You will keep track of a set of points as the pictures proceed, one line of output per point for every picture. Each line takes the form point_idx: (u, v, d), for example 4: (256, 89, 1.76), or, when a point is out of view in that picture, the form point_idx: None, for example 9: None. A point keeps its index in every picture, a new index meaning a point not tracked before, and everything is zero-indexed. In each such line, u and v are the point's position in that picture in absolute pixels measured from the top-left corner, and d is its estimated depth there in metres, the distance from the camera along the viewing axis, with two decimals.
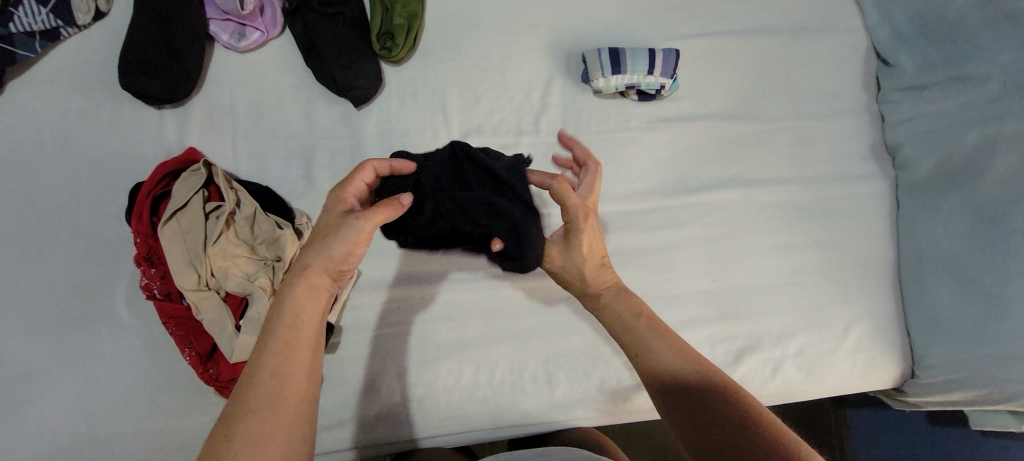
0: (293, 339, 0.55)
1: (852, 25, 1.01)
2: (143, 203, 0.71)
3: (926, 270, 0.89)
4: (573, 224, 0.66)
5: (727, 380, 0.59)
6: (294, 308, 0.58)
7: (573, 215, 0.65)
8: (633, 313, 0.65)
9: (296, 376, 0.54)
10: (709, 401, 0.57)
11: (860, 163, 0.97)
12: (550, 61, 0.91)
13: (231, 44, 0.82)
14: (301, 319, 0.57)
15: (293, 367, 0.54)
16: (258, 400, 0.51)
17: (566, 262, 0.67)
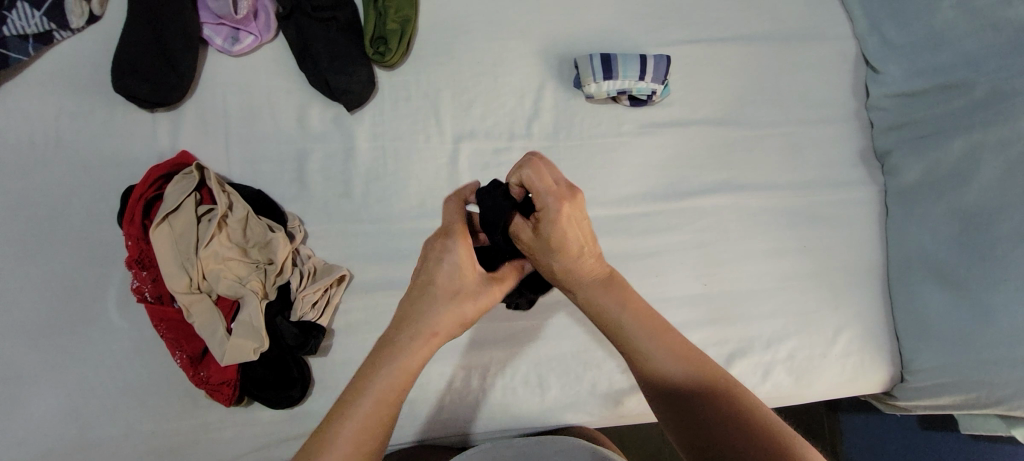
0: (379, 397, 0.51)
1: (841, 33, 1.02)
2: (136, 205, 0.71)
3: (914, 275, 0.90)
4: (545, 212, 0.54)
5: (727, 381, 0.57)
6: (393, 368, 0.52)
7: (548, 206, 0.54)
8: (621, 306, 0.60)
9: (380, 425, 0.50)
10: (711, 408, 0.55)
11: (849, 169, 0.98)
12: (543, 66, 0.92)
13: (224, 47, 0.82)
14: (395, 376, 0.52)
15: (376, 427, 0.50)
16: (338, 453, 0.48)
17: (541, 253, 0.58)
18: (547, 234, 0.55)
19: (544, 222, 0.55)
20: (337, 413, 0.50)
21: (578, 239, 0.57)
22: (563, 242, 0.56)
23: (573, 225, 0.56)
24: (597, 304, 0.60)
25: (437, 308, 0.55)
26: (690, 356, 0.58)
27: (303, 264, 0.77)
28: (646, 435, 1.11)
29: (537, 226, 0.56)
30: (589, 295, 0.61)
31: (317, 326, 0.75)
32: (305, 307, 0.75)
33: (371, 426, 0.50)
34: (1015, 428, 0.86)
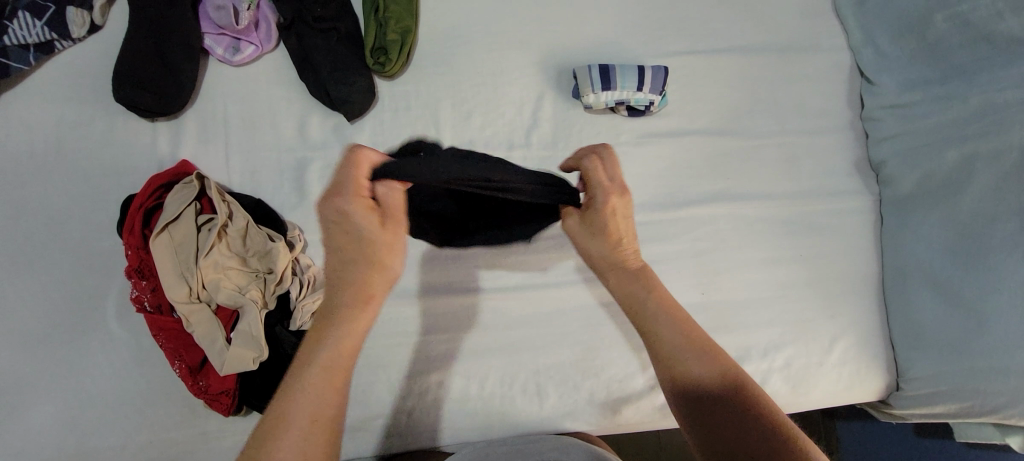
0: (327, 365, 0.57)
1: (836, 44, 1.04)
2: (136, 215, 0.71)
3: (909, 284, 0.91)
4: (593, 203, 0.69)
5: (736, 369, 0.61)
6: (335, 336, 0.59)
7: (596, 196, 0.69)
8: (647, 293, 0.67)
9: (333, 389, 0.56)
10: (721, 393, 0.59)
11: (844, 179, 0.99)
12: (541, 77, 0.93)
13: (225, 57, 0.83)
14: (337, 342, 0.58)
15: (330, 392, 0.56)
16: (297, 417, 0.53)
17: (587, 236, 0.70)
18: (593, 217, 0.69)
19: (593, 206, 0.69)
20: (293, 382, 0.56)
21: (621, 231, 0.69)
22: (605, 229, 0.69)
23: (615, 216, 0.69)
24: (625, 287, 0.68)
25: (360, 274, 0.61)
26: (702, 342, 0.63)
27: (303, 273, 0.78)
28: (642, 442, 1.11)
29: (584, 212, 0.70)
30: (619, 280, 0.68)
31: None
32: (304, 318, 0.76)
33: (320, 388, 0.56)
34: (1009, 436, 0.87)
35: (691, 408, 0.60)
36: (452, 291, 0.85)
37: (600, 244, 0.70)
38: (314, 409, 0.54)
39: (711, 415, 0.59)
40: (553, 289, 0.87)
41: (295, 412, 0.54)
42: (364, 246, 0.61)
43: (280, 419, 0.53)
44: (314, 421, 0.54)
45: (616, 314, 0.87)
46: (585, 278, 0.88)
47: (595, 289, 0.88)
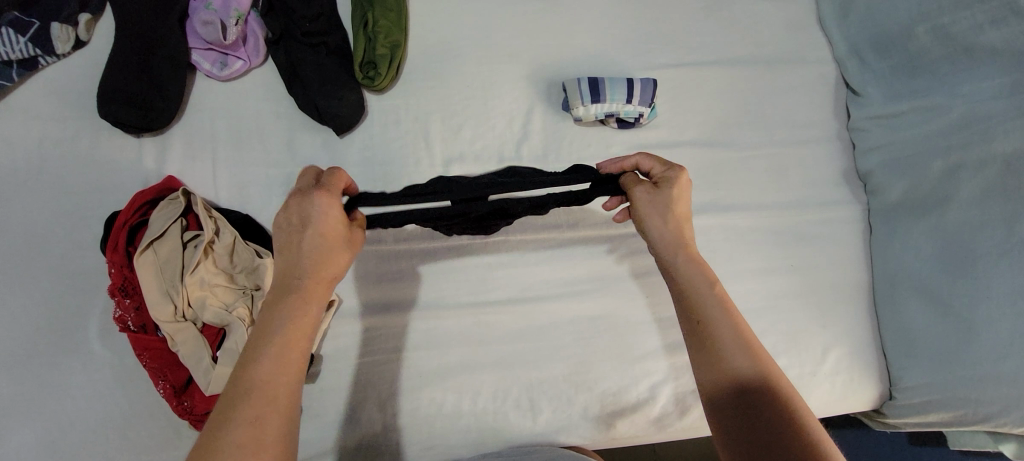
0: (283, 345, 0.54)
1: (822, 56, 1.04)
2: (120, 232, 0.70)
3: (900, 293, 0.91)
4: (668, 177, 0.69)
5: (779, 378, 0.59)
6: (289, 314, 0.55)
7: (673, 173, 0.69)
8: (706, 290, 0.64)
9: (294, 366, 0.54)
10: (758, 397, 0.57)
11: (831, 188, 1.00)
12: (531, 90, 0.93)
13: (212, 72, 0.82)
14: (289, 323, 0.55)
15: (291, 370, 0.53)
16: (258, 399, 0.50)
17: (644, 212, 0.68)
18: (664, 190, 0.68)
19: (666, 182, 0.68)
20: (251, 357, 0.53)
21: (684, 215, 0.68)
22: (671, 207, 0.68)
23: (684, 194, 0.69)
24: (683, 279, 0.65)
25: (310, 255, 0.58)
26: (753, 346, 0.60)
27: None
28: (638, 454, 1.10)
29: (656, 185, 0.69)
30: (680, 266, 0.66)
31: None
32: None
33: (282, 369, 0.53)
34: (1002, 443, 0.88)
35: (724, 402, 0.58)
36: (443, 306, 0.84)
37: (663, 222, 0.67)
38: (271, 388, 0.51)
39: (746, 419, 0.56)
40: (546, 302, 0.86)
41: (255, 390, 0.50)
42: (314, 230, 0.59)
43: (242, 398, 0.50)
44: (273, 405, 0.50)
45: (609, 326, 0.87)
46: (577, 291, 0.88)
47: (588, 302, 0.87)
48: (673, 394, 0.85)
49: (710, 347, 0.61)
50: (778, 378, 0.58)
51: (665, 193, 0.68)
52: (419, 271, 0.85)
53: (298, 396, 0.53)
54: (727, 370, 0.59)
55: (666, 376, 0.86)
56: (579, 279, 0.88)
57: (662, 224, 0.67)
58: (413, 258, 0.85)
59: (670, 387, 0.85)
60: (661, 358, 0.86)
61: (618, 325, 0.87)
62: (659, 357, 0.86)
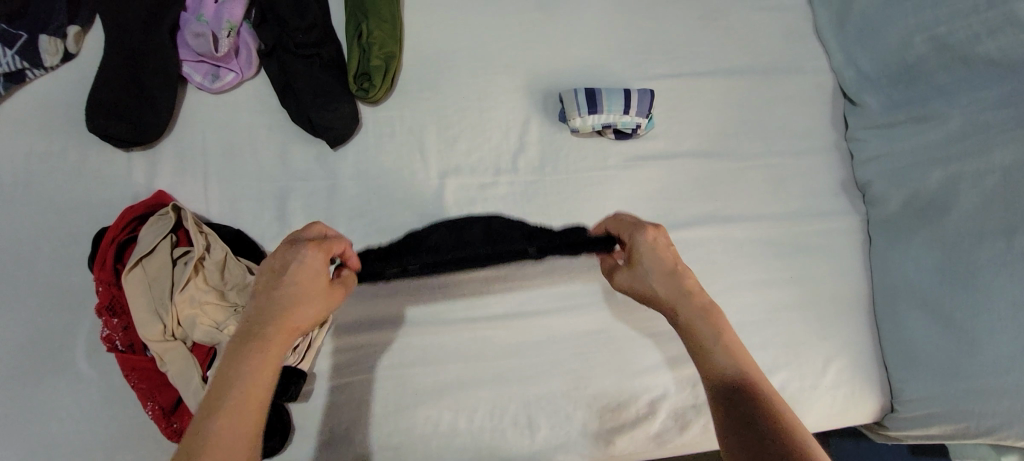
0: (239, 403, 0.52)
1: (820, 65, 1.03)
2: (107, 250, 0.68)
3: (899, 306, 0.92)
4: (638, 243, 0.67)
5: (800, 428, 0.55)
6: (252, 365, 0.54)
7: (642, 237, 0.67)
8: (705, 344, 0.62)
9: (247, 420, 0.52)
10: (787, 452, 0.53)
11: (830, 200, 1.00)
12: (526, 101, 0.91)
13: (203, 84, 0.79)
14: (251, 381, 0.53)
15: (243, 425, 0.51)
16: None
17: (632, 287, 0.68)
18: (641, 261, 0.67)
19: (640, 249, 0.67)
20: (207, 410, 0.51)
21: (677, 263, 0.66)
22: (661, 269, 0.66)
23: (665, 249, 0.67)
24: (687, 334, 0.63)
25: (286, 307, 0.57)
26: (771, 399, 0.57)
27: None
28: None
29: (631, 260, 0.68)
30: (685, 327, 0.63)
31: (298, 371, 0.74)
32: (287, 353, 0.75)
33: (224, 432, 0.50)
34: (1005, 456, 0.87)
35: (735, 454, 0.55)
36: (438, 321, 0.82)
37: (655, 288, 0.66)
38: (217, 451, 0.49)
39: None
40: (544, 318, 0.85)
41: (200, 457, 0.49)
42: (290, 283, 0.57)
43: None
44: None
45: (608, 341, 0.86)
46: (576, 305, 0.87)
47: (587, 316, 0.86)
48: (673, 410, 0.84)
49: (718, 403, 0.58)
50: (794, 426, 0.55)
51: (646, 261, 0.66)
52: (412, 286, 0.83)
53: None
54: (734, 424, 0.56)
55: (664, 392, 0.85)
56: (580, 293, 0.87)
57: (655, 288, 0.66)
58: None
59: (669, 404, 0.84)
60: (660, 373, 0.85)
61: (617, 339, 0.86)
62: (658, 372, 0.85)
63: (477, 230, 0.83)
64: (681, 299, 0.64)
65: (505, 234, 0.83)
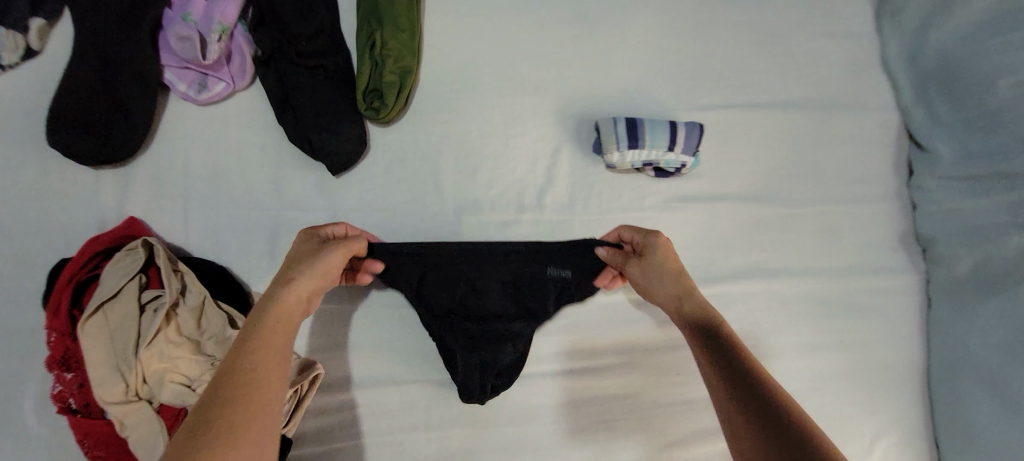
0: (247, 399, 0.45)
1: (885, 102, 0.92)
2: (65, 292, 0.58)
3: (960, 383, 0.82)
4: (650, 242, 0.66)
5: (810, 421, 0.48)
6: (266, 320, 0.51)
7: (652, 238, 0.66)
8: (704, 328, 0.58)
9: (270, 370, 0.48)
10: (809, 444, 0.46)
11: (887, 255, 0.89)
12: (557, 129, 0.80)
13: (188, 95, 0.69)
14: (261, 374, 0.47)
15: (267, 374, 0.48)
16: (225, 416, 0.44)
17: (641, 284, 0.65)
18: (652, 258, 0.65)
19: (649, 248, 0.66)
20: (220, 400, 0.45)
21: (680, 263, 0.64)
22: (670, 270, 0.64)
23: (673, 257, 0.65)
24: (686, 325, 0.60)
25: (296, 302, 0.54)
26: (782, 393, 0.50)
27: None
28: None
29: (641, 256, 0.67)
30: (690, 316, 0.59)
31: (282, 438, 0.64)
32: None
33: (244, 381, 0.46)
34: None
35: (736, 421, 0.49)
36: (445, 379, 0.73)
37: (664, 284, 0.63)
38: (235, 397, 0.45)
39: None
40: (563, 379, 0.75)
41: (221, 405, 0.44)
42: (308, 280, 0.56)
43: (202, 420, 0.43)
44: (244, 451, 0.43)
45: (635, 407, 0.76)
46: (601, 366, 0.77)
47: (614, 379, 0.76)
48: None
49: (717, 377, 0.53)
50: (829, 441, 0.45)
51: (655, 259, 0.65)
52: (418, 337, 0.73)
53: (268, 422, 0.45)
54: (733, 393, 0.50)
55: None
56: (607, 351, 0.77)
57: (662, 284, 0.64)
58: (412, 321, 0.73)
59: None
60: (691, 446, 0.77)
61: (645, 406, 0.76)
62: (688, 445, 0.77)
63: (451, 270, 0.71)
64: (681, 288, 0.62)
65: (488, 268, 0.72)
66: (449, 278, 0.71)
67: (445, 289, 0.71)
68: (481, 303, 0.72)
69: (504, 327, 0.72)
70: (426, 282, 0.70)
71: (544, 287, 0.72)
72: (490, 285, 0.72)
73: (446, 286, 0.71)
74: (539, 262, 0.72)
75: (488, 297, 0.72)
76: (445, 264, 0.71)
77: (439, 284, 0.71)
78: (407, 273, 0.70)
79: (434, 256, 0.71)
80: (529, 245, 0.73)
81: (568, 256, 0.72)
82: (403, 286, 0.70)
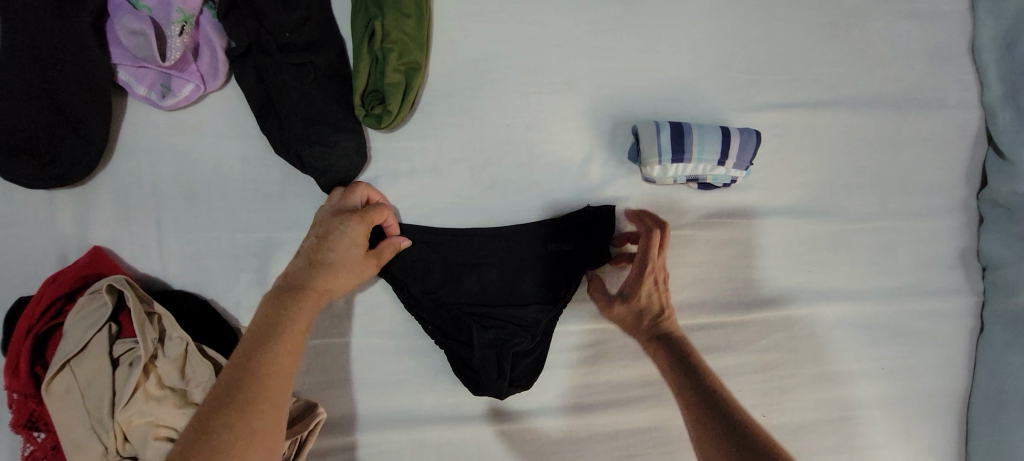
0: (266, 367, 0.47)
1: (967, 98, 0.79)
2: (23, 347, 0.51)
3: (1007, 417, 0.76)
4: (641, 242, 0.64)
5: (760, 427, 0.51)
6: (293, 312, 0.51)
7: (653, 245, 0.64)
8: (677, 356, 0.59)
9: (285, 373, 0.48)
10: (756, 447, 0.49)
11: (947, 273, 0.79)
12: (589, 133, 0.69)
13: (150, 100, 0.57)
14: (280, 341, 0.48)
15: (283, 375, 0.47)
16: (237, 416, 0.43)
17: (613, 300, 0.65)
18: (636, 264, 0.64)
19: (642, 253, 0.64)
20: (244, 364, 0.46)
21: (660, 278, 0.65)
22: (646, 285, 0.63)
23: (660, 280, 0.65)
24: (657, 353, 0.61)
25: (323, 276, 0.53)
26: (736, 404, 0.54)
27: None
28: None
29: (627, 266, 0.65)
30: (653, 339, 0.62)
31: None
32: None
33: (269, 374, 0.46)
34: None
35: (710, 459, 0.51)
36: (457, 414, 0.67)
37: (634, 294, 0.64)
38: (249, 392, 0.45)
39: None
40: (585, 412, 0.69)
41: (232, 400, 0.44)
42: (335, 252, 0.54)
43: (213, 418, 0.43)
44: (259, 416, 0.44)
45: (659, 442, 0.71)
46: (627, 399, 0.70)
47: (638, 413, 0.70)
48: None
49: (693, 411, 0.54)
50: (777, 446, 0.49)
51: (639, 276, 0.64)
52: (428, 369, 0.67)
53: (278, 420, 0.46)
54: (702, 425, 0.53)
55: None
56: (632, 384, 0.71)
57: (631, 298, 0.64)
58: (422, 353, 0.67)
59: None
60: None
61: (671, 440, 0.71)
62: None
63: (458, 261, 0.65)
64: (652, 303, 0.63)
65: (497, 253, 0.66)
66: (457, 268, 0.65)
67: (455, 281, 0.65)
68: (489, 290, 0.66)
69: (517, 314, 0.65)
70: (432, 272, 0.65)
71: (553, 266, 0.66)
72: (496, 269, 0.66)
73: (454, 278, 0.65)
74: (538, 240, 0.66)
75: (495, 283, 0.66)
76: (446, 249, 0.65)
77: (442, 278, 0.65)
78: (411, 264, 0.64)
79: (441, 241, 0.65)
80: (531, 223, 0.66)
81: (570, 231, 0.66)
82: (409, 280, 0.64)
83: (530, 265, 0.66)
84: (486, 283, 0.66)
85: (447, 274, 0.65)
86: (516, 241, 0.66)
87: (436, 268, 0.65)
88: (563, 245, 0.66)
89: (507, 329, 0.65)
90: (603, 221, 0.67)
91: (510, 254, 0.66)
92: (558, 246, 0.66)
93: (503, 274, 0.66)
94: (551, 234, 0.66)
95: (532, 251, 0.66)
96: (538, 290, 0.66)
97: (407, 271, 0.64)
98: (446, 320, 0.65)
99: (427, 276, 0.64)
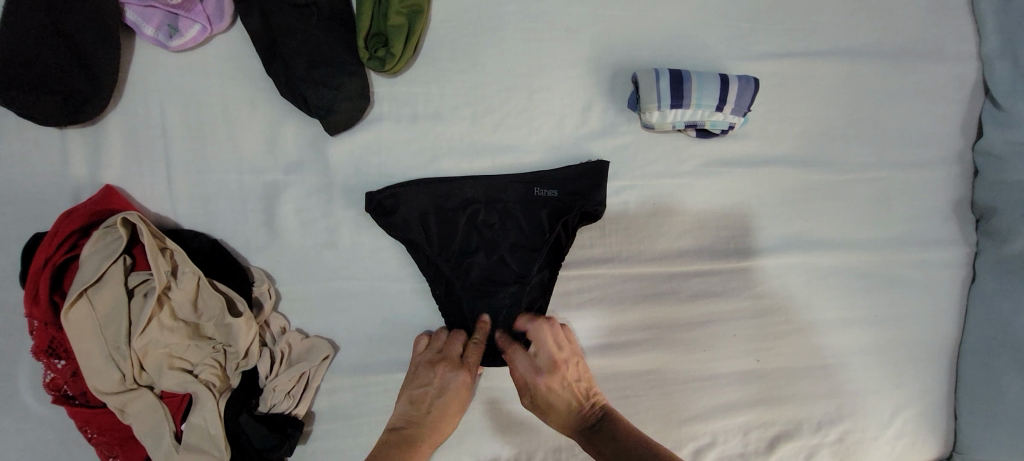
0: None
1: (965, 50, 0.80)
2: (42, 278, 0.53)
3: (997, 361, 0.77)
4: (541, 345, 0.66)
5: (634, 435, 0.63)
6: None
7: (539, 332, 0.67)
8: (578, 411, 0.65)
9: None
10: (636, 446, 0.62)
11: (941, 224, 0.80)
12: (588, 80, 0.70)
13: (158, 40, 0.59)
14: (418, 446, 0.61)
15: None
16: None
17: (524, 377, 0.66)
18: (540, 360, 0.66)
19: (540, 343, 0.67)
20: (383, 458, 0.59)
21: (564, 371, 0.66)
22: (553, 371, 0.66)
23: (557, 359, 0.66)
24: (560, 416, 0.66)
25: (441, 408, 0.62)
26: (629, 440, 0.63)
27: (276, 342, 0.62)
28: None
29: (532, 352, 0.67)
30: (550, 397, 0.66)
31: (293, 420, 0.60)
32: (279, 397, 0.60)
33: None
34: None
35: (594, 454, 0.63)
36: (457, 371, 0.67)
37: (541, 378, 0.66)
38: None
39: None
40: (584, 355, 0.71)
41: None
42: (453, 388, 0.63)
43: None
44: None
45: (655, 383, 0.73)
46: (625, 343, 0.72)
47: (635, 356, 0.72)
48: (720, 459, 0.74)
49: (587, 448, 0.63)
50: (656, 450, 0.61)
51: (536, 361, 0.66)
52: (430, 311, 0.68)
53: None
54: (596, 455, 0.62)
55: (712, 440, 0.74)
56: (631, 328, 0.72)
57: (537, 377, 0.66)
58: None
59: (715, 452, 0.74)
60: (709, 421, 0.74)
61: (666, 381, 0.73)
62: (704, 421, 0.74)
63: (459, 216, 0.66)
64: (555, 372, 0.66)
65: (498, 205, 0.67)
66: (460, 224, 0.66)
67: (458, 236, 0.66)
68: (486, 241, 0.67)
69: (519, 265, 0.67)
70: (438, 227, 0.65)
71: (547, 210, 0.67)
72: (491, 219, 0.67)
73: (457, 233, 0.66)
74: (533, 188, 0.67)
75: (497, 237, 0.67)
76: (447, 202, 0.66)
77: (442, 233, 0.65)
78: (415, 220, 0.64)
79: (440, 195, 0.65)
80: (527, 174, 0.67)
81: (561, 179, 0.68)
82: (415, 237, 0.64)
83: (527, 216, 0.67)
84: (488, 237, 0.67)
85: (451, 229, 0.66)
86: (514, 192, 0.67)
87: (440, 222, 0.65)
88: (559, 192, 0.67)
89: (508, 278, 0.67)
90: (592, 170, 0.68)
91: (509, 205, 0.67)
92: (554, 192, 0.67)
93: (505, 228, 0.67)
94: (547, 183, 0.67)
95: (522, 198, 0.67)
96: (531, 235, 0.67)
97: (412, 226, 0.64)
98: (452, 275, 0.66)
99: (430, 231, 0.65)
